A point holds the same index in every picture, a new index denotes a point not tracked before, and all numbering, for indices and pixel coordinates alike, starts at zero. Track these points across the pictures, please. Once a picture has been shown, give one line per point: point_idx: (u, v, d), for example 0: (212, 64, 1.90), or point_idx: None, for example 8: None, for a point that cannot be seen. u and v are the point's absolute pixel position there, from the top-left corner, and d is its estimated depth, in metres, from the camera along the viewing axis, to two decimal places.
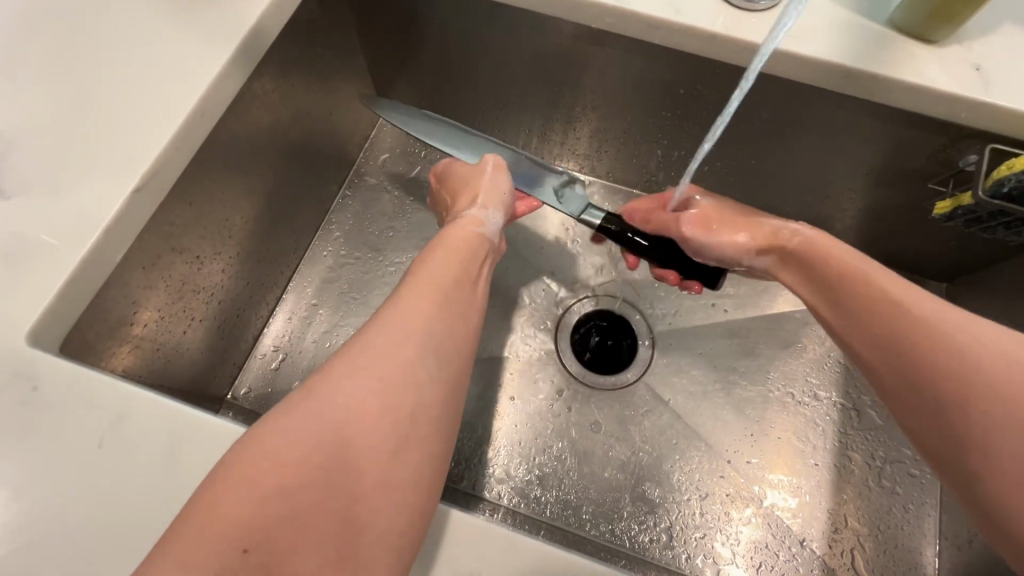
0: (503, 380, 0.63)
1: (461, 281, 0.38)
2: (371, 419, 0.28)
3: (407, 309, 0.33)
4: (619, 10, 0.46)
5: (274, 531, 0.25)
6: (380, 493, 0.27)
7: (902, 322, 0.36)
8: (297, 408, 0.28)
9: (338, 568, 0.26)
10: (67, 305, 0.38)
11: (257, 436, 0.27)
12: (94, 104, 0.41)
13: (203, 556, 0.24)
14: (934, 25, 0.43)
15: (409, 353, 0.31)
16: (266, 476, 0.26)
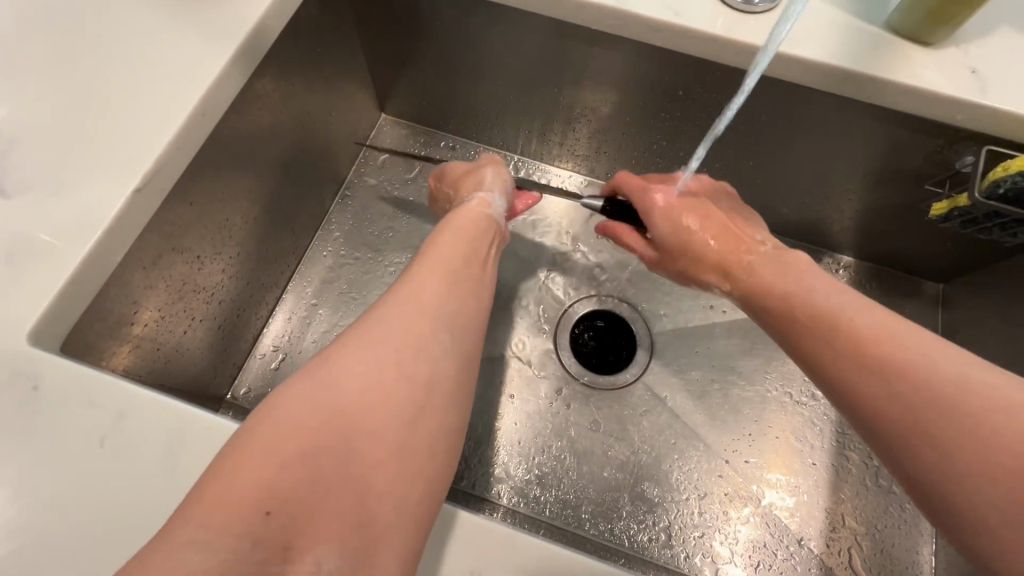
0: (504, 379, 0.63)
1: (471, 265, 0.39)
2: (389, 388, 0.29)
3: (417, 289, 0.34)
4: (619, 12, 0.47)
5: (297, 495, 0.25)
6: (397, 465, 0.27)
7: (862, 355, 0.35)
8: (314, 378, 0.29)
9: (359, 534, 0.25)
10: (68, 305, 0.38)
11: (274, 406, 0.28)
12: (94, 104, 0.41)
13: (227, 517, 0.23)
14: (931, 28, 0.43)
15: (424, 324, 0.32)
16: (286, 444, 0.26)
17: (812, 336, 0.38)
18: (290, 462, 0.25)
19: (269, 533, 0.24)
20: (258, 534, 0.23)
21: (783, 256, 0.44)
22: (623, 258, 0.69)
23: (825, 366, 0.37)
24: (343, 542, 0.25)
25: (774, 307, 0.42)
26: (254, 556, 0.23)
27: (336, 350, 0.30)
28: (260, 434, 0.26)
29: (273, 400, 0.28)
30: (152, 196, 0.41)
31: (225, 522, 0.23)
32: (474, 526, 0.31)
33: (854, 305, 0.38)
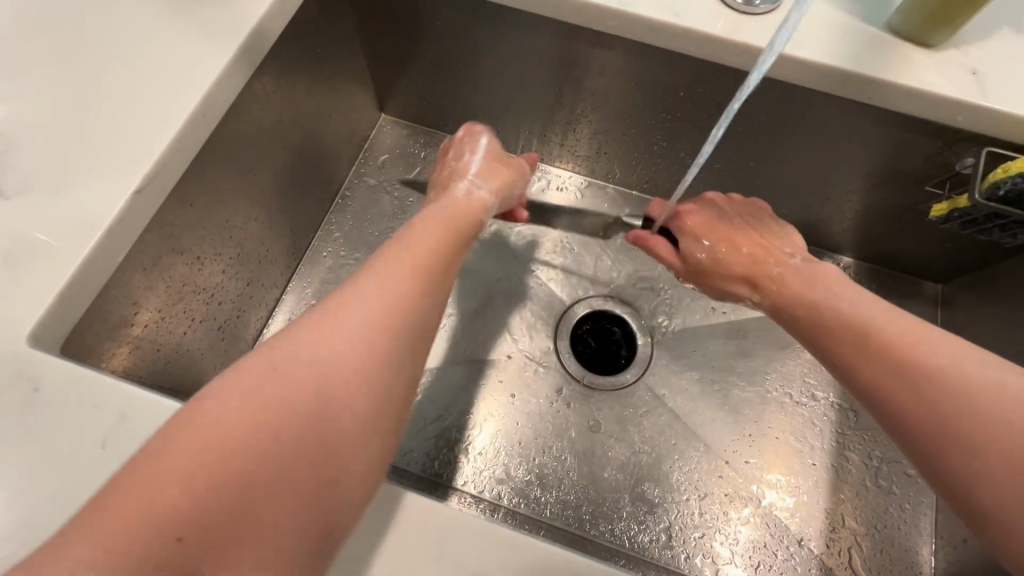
0: (495, 381, 0.63)
1: (438, 261, 0.37)
2: (322, 419, 0.29)
3: (369, 294, 0.33)
4: (620, 13, 0.47)
5: (207, 519, 0.25)
6: (320, 498, 0.28)
7: (890, 358, 0.35)
8: (239, 397, 0.28)
9: (278, 548, 0.27)
10: (68, 306, 0.38)
11: (193, 424, 0.27)
12: (94, 104, 0.41)
13: (137, 541, 0.24)
14: (932, 29, 0.43)
15: (367, 342, 0.31)
16: (201, 463, 0.26)
17: (840, 339, 0.39)
18: (207, 491, 0.26)
19: (177, 559, 0.25)
20: (168, 559, 0.24)
21: (813, 268, 0.44)
22: (623, 259, 0.69)
23: (854, 369, 0.37)
24: (260, 556, 0.26)
25: (802, 313, 0.43)
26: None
27: (266, 366, 0.29)
28: (175, 454, 0.26)
29: (191, 415, 0.28)
30: (152, 197, 0.41)
31: (134, 546, 0.24)
32: (477, 529, 0.32)
33: (886, 311, 0.38)
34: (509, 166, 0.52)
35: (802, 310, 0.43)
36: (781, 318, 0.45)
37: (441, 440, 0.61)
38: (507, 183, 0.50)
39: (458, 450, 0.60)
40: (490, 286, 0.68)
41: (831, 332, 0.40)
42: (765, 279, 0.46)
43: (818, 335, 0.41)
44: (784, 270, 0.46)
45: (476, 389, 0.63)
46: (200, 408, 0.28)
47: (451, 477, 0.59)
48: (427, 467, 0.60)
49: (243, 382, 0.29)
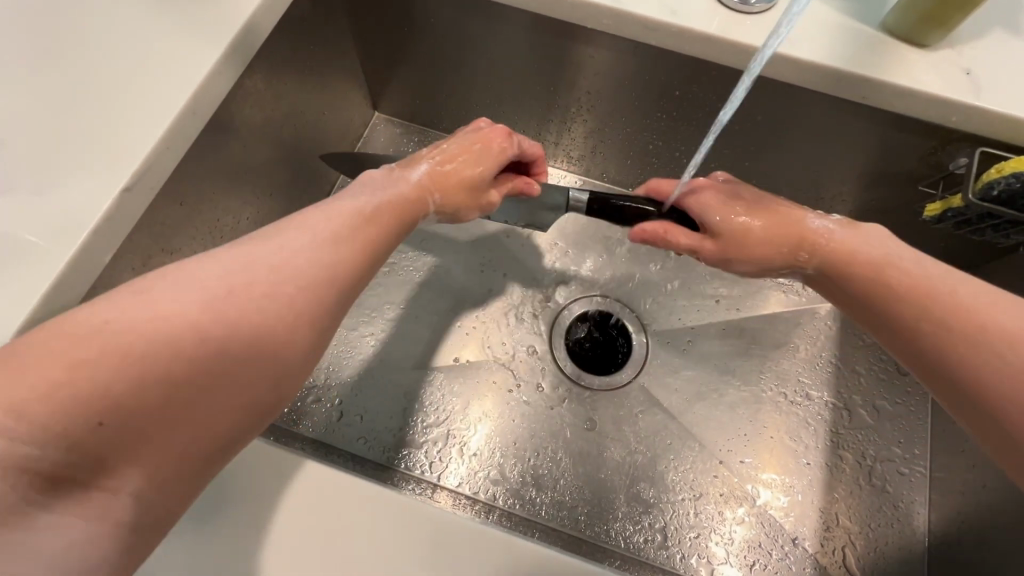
0: (468, 367, 0.63)
1: (383, 228, 0.38)
2: (253, 352, 0.30)
3: (308, 243, 0.33)
4: (614, 11, 0.46)
5: (134, 414, 0.26)
6: (232, 423, 0.30)
7: (948, 322, 0.35)
8: (185, 296, 0.28)
9: (200, 447, 0.29)
10: (53, 308, 0.37)
11: (129, 307, 0.27)
12: (79, 100, 0.41)
13: (56, 417, 0.24)
14: (926, 29, 0.43)
15: (313, 298, 0.32)
16: (134, 357, 0.26)
17: (891, 302, 0.38)
18: (135, 380, 0.26)
19: (90, 441, 0.25)
20: (80, 440, 0.25)
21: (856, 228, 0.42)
22: (620, 261, 0.69)
23: (910, 334, 0.36)
24: (179, 452, 0.28)
25: (860, 270, 0.40)
26: (68, 459, 0.25)
27: (213, 277, 0.30)
28: (106, 331, 0.26)
29: (130, 296, 0.28)
30: (140, 196, 0.41)
31: (51, 419, 0.24)
32: (469, 531, 0.33)
33: (936, 270, 0.37)
34: (482, 189, 0.46)
35: (841, 266, 0.41)
36: (831, 283, 0.42)
37: (412, 423, 0.61)
38: (466, 206, 0.45)
39: (452, 450, 0.60)
40: (448, 267, 0.68)
41: (881, 296, 0.38)
42: (806, 238, 0.43)
43: (857, 295, 0.40)
44: (821, 229, 0.42)
45: (453, 385, 0.63)
46: (142, 297, 0.28)
47: (446, 478, 0.59)
48: (421, 469, 0.59)
49: (189, 283, 0.29)
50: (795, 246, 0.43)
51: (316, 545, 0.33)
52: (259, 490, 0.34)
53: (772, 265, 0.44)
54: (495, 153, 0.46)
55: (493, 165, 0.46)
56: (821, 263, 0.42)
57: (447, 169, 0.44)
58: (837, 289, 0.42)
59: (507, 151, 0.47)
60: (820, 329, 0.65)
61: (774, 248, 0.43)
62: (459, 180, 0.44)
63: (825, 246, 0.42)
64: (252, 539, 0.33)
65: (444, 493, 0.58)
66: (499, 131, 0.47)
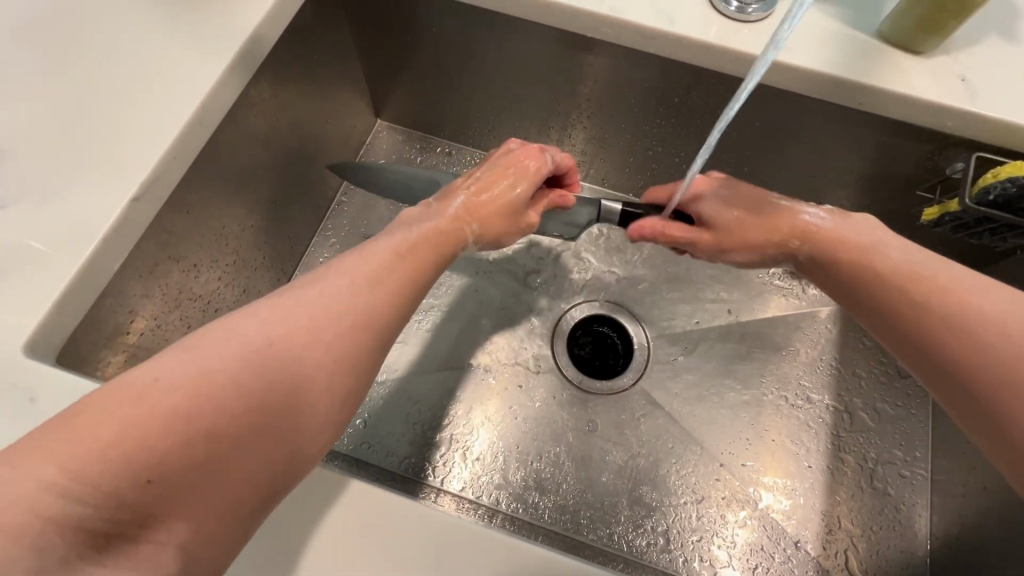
0: (492, 391, 0.63)
1: (420, 264, 0.39)
2: (292, 397, 0.30)
3: (342, 290, 0.34)
4: (614, 20, 0.47)
5: (179, 468, 0.27)
6: (275, 473, 0.30)
7: (963, 329, 0.34)
8: (224, 351, 0.29)
9: (245, 499, 0.29)
10: (63, 315, 0.38)
11: (173, 364, 0.28)
12: (91, 112, 0.41)
13: (105, 475, 0.25)
14: (921, 35, 0.44)
15: (343, 338, 0.32)
16: (177, 411, 0.27)
17: (906, 312, 0.37)
18: (180, 435, 0.27)
19: (139, 498, 0.26)
20: (128, 497, 0.26)
21: (846, 217, 0.42)
22: (623, 265, 0.69)
23: (923, 340, 0.36)
24: (224, 505, 0.28)
25: (869, 281, 0.39)
26: (116, 516, 0.25)
27: (252, 329, 0.30)
28: (150, 389, 0.27)
29: (170, 356, 0.29)
30: (150, 205, 0.41)
31: (103, 479, 0.25)
32: (474, 535, 0.34)
33: (952, 275, 0.36)
34: (521, 211, 0.46)
35: (842, 267, 0.41)
36: (822, 273, 0.43)
37: (435, 443, 0.61)
38: (506, 232, 0.46)
39: (456, 454, 0.60)
40: (478, 287, 0.68)
41: (895, 306, 0.37)
42: (794, 231, 0.43)
43: (870, 303, 0.39)
44: (816, 217, 0.43)
45: (464, 400, 0.63)
46: (182, 352, 0.29)
47: (449, 483, 0.59)
48: (426, 473, 0.60)
49: (225, 338, 0.30)
50: (784, 239, 0.43)
51: (322, 548, 0.33)
52: None
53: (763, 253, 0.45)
54: (529, 175, 0.46)
55: (529, 186, 0.46)
56: (812, 250, 0.43)
57: (482, 198, 0.44)
58: (830, 279, 0.42)
59: (540, 170, 0.46)
60: (820, 333, 0.66)
61: (759, 239, 0.44)
62: (495, 209, 0.44)
63: (811, 242, 0.42)
64: (259, 542, 0.33)
65: (448, 497, 0.58)
66: (530, 151, 0.47)
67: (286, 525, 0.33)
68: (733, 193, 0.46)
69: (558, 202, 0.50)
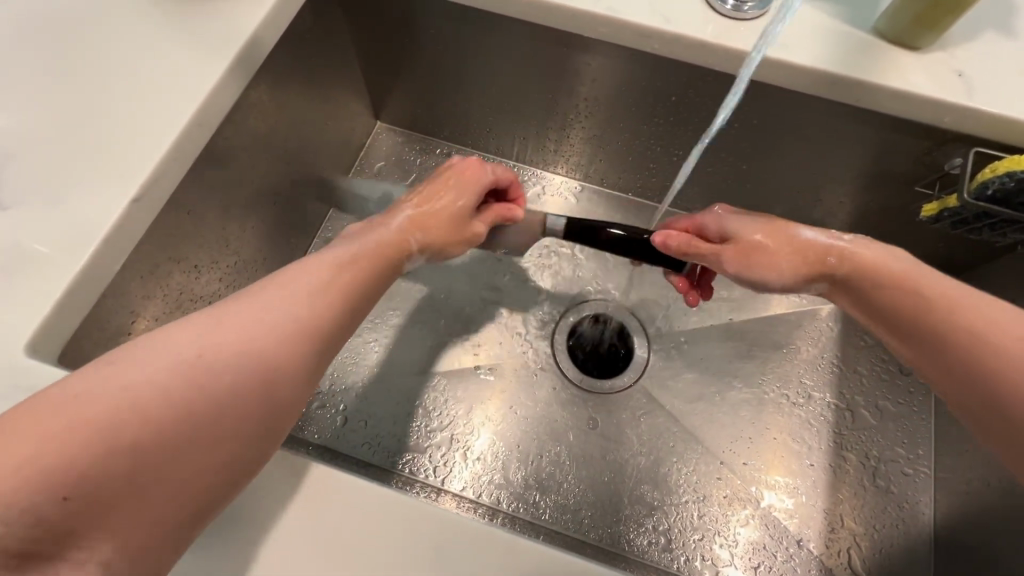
0: (491, 391, 0.63)
1: (353, 276, 0.38)
2: (220, 410, 0.30)
3: (274, 300, 0.34)
4: (610, 19, 0.47)
5: (99, 483, 0.27)
6: (203, 487, 0.30)
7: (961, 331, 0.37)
8: (151, 366, 0.30)
9: (170, 511, 0.29)
10: (64, 316, 0.38)
11: (99, 379, 0.29)
12: (89, 116, 0.42)
13: (20, 494, 0.25)
14: (916, 32, 0.44)
15: (273, 347, 0.33)
16: (98, 426, 0.27)
17: (934, 314, 0.38)
18: (101, 450, 0.27)
19: (59, 516, 0.26)
20: (48, 515, 0.26)
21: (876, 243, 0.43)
22: (622, 265, 0.69)
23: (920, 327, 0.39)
24: (147, 519, 0.28)
25: (890, 286, 0.40)
26: (34, 535, 0.25)
27: (180, 342, 0.31)
28: (73, 405, 0.27)
29: (99, 369, 0.29)
30: (150, 206, 0.42)
31: (23, 496, 0.25)
32: (473, 532, 0.34)
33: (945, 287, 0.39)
34: (467, 222, 0.45)
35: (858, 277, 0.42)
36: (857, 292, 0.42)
37: (433, 442, 0.61)
38: (450, 238, 0.44)
39: (456, 454, 0.60)
40: (451, 293, 0.68)
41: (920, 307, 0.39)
42: (827, 249, 0.42)
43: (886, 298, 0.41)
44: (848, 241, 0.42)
45: (464, 400, 0.63)
46: (113, 364, 0.29)
47: (450, 483, 0.59)
48: (425, 473, 0.60)
49: (154, 352, 0.30)
50: (820, 257, 0.42)
51: (319, 544, 0.33)
52: (258, 497, 0.34)
53: (797, 273, 0.43)
54: (470, 183, 0.46)
55: (471, 197, 0.45)
56: (850, 271, 0.42)
57: (428, 211, 0.44)
58: (869, 298, 0.41)
59: (482, 181, 0.47)
60: (821, 330, 0.66)
61: (794, 257, 0.43)
62: (442, 224, 0.44)
63: (842, 270, 0.42)
64: (260, 538, 0.33)
65: (449, 497, 0.58)
66: (470, 162, 0.47)
67: (287, 522, 0.34)
68: (757, 216, 0.46)
69: (506, 213, 0.49)
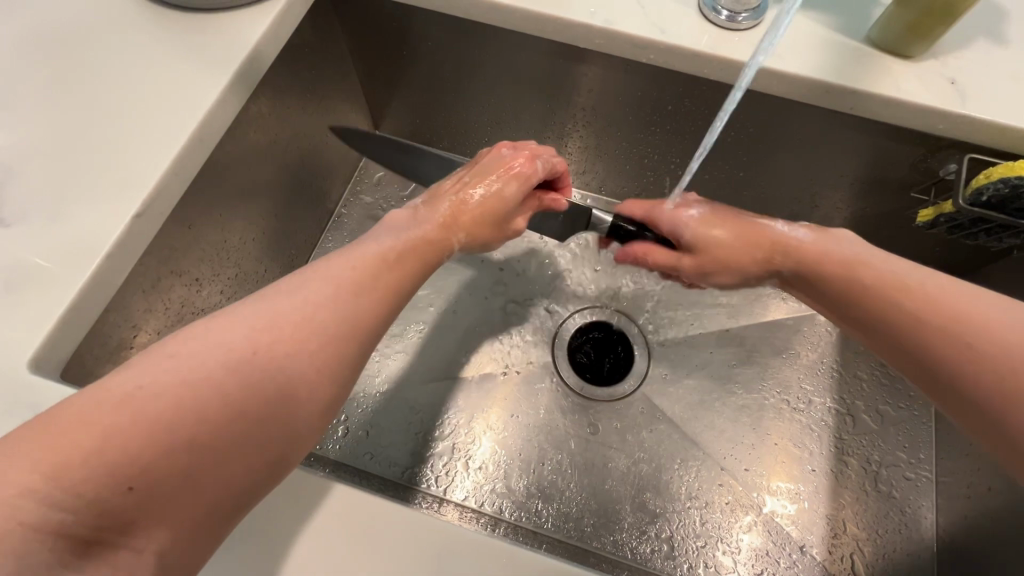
0: (495, 397, 0.63)
1: (404, 270, 0.39)
2: (277, 404, 0.30)
3: (328, 296, 0.34)
4: (606, 31, 0.48)
5: (163, 474, 0.27)
6: (255, 479, 0.30)
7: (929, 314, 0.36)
8: (210, 358, 0.29)
9: (226, 501, 0.29)
10: (67, 331, 0.38)
11: (158, 372, 0.28)
12: (93, 131, 0.42)
13: (83, 483, 0.25)
14: (909, 41, 0.45)
15: (327, 344, 0.33)
16: (163, 417, 0.27)
17: (899, 299, 0.38)
18: (164, 441, 0.27)
19: (118, 507, 0.26)
20: (110, 505, 0.25)
21: (824, 231, 0.43)
22: (622, 273, 0.70)
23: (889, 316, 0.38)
24: (205, 508, 0.28)
25: (834, 273, 0.41)
26: (95, 523, 0.25)
27: (236, 338, 0.31)
28: (135, 397, 0.27)
29: (159, 361, 0.29)
30: (152, 220, 0.42)
31: (84, 488, 0.25)
32: (475, 545, 0.34)
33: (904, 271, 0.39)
34: (505, 218, 0.46)
35: (811, 271, 0.42)
36: (809, 284, 0.43)
37: (436, 451, 0.61)
38: (489, 233, 0.45)
39: (457, 464, 0.60)
40: (466, 292, 0.69)
41: (882, 292, 0.38)
42: (775, 246, 0.44)
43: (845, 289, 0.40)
44: (792, 233, 0.44)
45: (464, 409, 0.63)
46: (166, 357, 0.29)
47: (452, 493, 0.59)
48: (427, 482, 0.60)
49: (212, 346, 0.30)
50: (768, 255, 0.44)
51: (322, 558, 0.33)
52: (260, 512, 0.34)
53: (749, 270, 0.45)
54: (518, 178, 0.46)
55: (516, 192, 0.46)
56: (797, 264, 0.43)
57: (468, 204, 0.44)
58: (814, 287, 0.43)
59: (531, 177, 0.47)
60: (820, 335, 0.66)
61: (743, 258, 0.45)
62: (482, 218, 0.44)
63: (792, 264, 0.43)
64: (261, 551, 0.33)
65: (451, 507, 0.58)
66: (522, 157, 0.47)
67: (289, 536, 0.34)
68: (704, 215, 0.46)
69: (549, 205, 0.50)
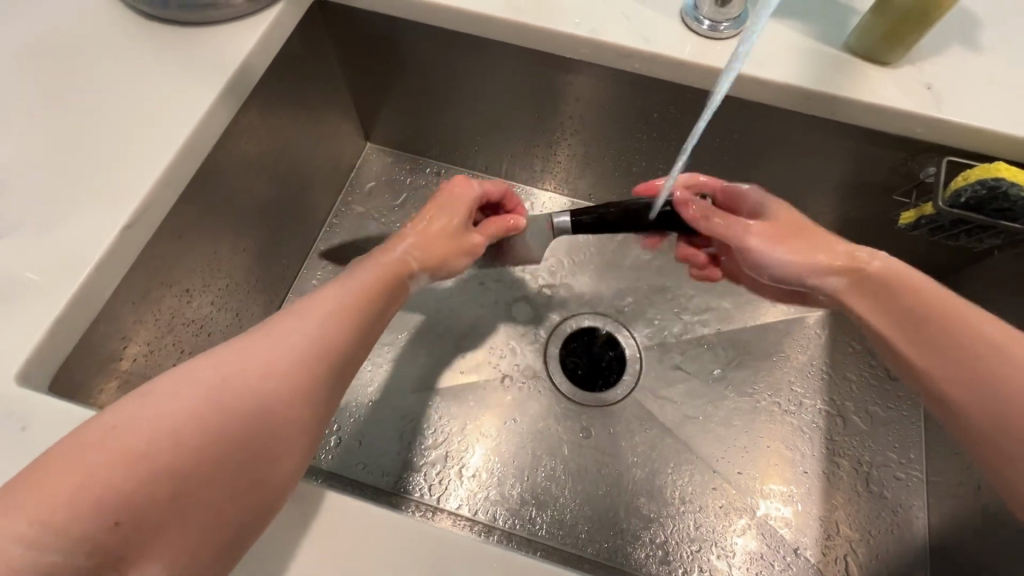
0: (488, 408, 0.63)
1: (371, 293, 0.39)
2: (258, 427, 0.31)
3: (297, 320, 0.35)
4: (592, 41, 0.49)
5: (148, 506, 0.27)
6: (245, 505, 0.30)
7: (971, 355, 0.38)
8: (181, 390, 0.30)
9: (217, 531, 0.29)
10: (56, 344, 0.38)
11: (132, 412, 0.29)
12: (82, 146, 0.42)
13: (68, 521, 0.25)
14: (885, 47, 0.46)
15: (299, 362, 0.33)
16: (141, 450, 0.28)
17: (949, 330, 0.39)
18: (145, 473, 0.27)
19: (109, 542, 0.26)
20: (98, 541, 0.26)
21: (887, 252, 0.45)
22: (612, 278, 0.70)
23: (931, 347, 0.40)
24: (199, 538, 0.28)
25: (896, 291, 0.42)
26: (84, 561, 0.25)
27: (206, 369, 0.31)
28: (113, 434, 0.28)
29: (132, 401, 0.29)
30: (142, 231, 0.42)
31: (73, 526, 0.25)
32: (466, 550, 0.34)
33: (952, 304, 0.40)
34: (461, 236, 0.46)
35: (881, 279, 0.43)
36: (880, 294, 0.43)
37: (429, 460, 0.61)
38: (451, 254, 0.45)
39: (451, 472, 0.60)
40: (443, 306, 0.69)
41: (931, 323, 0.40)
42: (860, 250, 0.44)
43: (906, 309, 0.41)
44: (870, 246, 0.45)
45: (457, 416, 0.63)
46: (138, 396, 0.30)
47: (446, 501, 0.59)
48: (421, 491, 0.59)
49: (183, 379, 0.31)
50: (853, 255, 0.44)
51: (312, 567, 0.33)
52: None
53: (830, 264, 0.44)
54: (461, 200, 0.46)
55: (462, 211, 0.46)
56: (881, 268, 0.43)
57: (425, 233, 0.44)
58: (882, 296, 0.43)
59: (471, 195, 0.47)
60: (810, 337, 0.66)
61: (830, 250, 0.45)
62: (440, 243, 0.44)
63: (873, 267, 0.43)
64: (250, 561, 0.33)
65: (445, 515, 0.58)
66: (457, 180, 0.48)
67: (278, 544, 0.33)
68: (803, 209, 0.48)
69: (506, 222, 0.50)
